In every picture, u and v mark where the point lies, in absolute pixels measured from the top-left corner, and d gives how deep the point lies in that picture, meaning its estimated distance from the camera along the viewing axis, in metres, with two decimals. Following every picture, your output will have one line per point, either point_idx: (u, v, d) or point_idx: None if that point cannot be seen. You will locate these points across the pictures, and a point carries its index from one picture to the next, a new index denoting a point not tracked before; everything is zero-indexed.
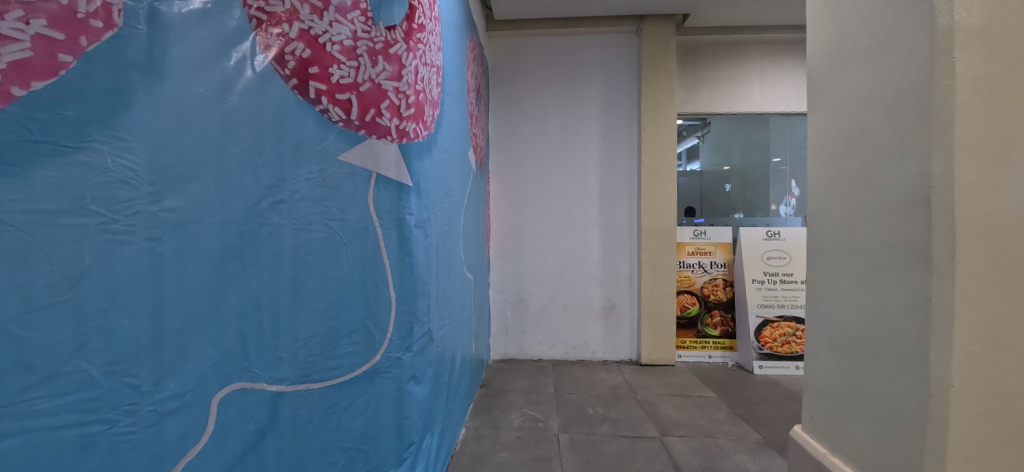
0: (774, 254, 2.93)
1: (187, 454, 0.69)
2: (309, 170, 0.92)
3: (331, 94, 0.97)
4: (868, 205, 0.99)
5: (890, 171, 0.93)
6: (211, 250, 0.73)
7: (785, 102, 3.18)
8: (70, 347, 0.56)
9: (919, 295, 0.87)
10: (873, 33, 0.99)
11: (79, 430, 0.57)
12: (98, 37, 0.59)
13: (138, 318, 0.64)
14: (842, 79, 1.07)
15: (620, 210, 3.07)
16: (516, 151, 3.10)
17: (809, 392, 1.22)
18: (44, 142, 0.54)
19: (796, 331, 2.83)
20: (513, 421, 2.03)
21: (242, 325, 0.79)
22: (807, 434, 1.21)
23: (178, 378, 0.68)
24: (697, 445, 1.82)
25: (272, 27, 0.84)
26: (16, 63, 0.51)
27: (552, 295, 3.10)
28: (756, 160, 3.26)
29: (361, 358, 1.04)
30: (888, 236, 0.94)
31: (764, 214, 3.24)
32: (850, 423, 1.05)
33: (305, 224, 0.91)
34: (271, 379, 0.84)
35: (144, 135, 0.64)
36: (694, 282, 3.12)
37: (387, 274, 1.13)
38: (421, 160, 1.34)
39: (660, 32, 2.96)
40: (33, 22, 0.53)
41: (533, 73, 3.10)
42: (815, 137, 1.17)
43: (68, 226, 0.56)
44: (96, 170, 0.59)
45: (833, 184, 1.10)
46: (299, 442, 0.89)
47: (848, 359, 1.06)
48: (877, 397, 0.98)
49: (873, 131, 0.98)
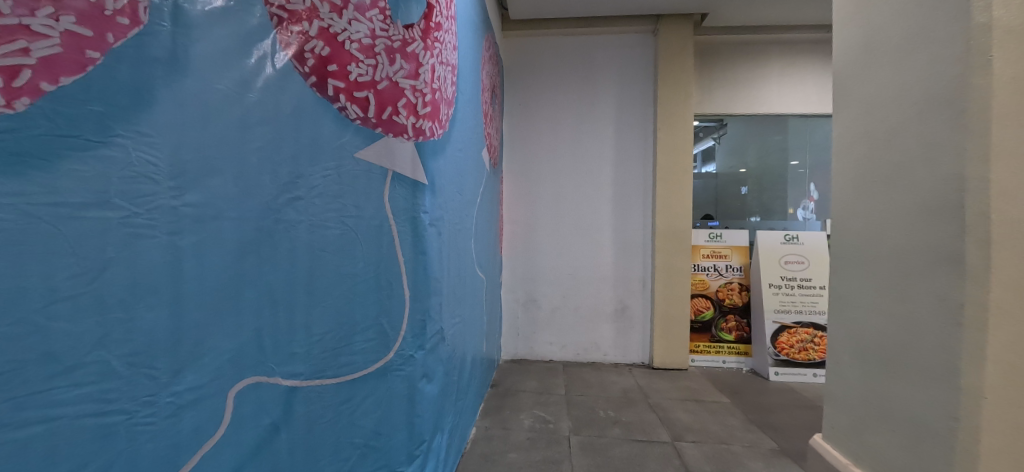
0: (792, 259, 2.87)
1: (203, 446, 0.69)
2: (325, 167, 0.92)
3: (349, 91, 0.98)
4: (894, 209, 0.97)
5: (918, 173, 0.91)
6: (228, 245, 0.74)
7: (804, 103, 3.13)
8: (91, 337, 0.57)
9: (950, 301, 0.84)
10: (904, 33, 0.96)
11: (99, 420, 0.57)
12: (125, 33, 0.60)
13: (157, 311, 0.64)
14: (870, 79, 1.04)
15: (634, 211, 3.04)
16: (529, 152, 3.10)
17: (828, 400, 1.20)
18: (71, 136, 0.55)
19: (813, 338, 2.78)
20: (522, 422, 2.02)
21: (258, 318, 0.79)
22: (828, 443, 1.19)
23: (194, 371, 0.68)
24: (710, 451, 1.79)
25: (292, 25, 0.85)
26: (45, 59, 0.52)
27: (563, 296, 3.08)
28: (773, 163, 3.21)
29: (374, 355, 1.05)
30: (916, 241, 0.91)
31: (780, 218, 3.19)
32: (873, 432, 1.03)
33: (321, 220, 0.92)
34: (285, 374, 0.85)
35: (166, 130, 0.64)
36: (709, 286, 3.07)
37: (400, 272, 1.13)
38: (435, 158, 1.34)
39: (676, 32, 2.92)
40: (62, 19, 0.53)
41: (548, 73, 3.09)
42: (840, 139, 1.15)
43: (91, 219, 0.57)
44: (120, 164, 0.59)
45: (857, 187, 1.08)
46: (312, 436, 0.90)
47: (871, 367, 1.03)
48: (903, 407, 0.95)
49: (902, 132, 0.95)
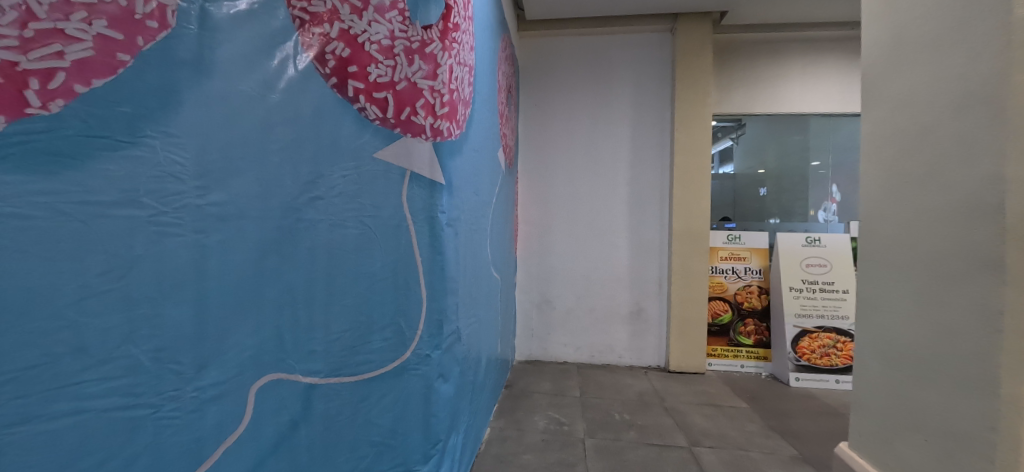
0: (814, 262, 2.81)
1: (225, 441, 0.71)
2: (345, 167, 0.93)
3: (368, 92, 0.99)
4: (927, 211, 0.94)
5: (954, 173, 0.88)
6: (251, 243, 0.75)
7: (826, 102, 3.06)
8: (119, 332, 0.58)
9: (988, 307, 0.81)
10: (937, 28, 0.93)
11: (127, 413, 0.59)
12: (154, 37, 0.62)
13: (182, 308, 0.65)
14: (901, 77, 1.02)
15: (650, 213, 3.01)
16: (544, 152, 3.09)
17: (855, 408, 1.17)
18: (102, 137, 0.56)
19: (836, 343, 2.71)
20: (537, 424, 2.01)
21: (279, 316, 0.80)
22: (854, 452, 1.16)
23: (217, 367, 0.69)
24: (728, 457, 1.76)
25: (314, 27, 0.86)
26: (79, 62, 0.54)
27: (577, 297, 3.07)
28: (794, 163, 3.14)
29: (391, 354, 1.06)
30: (952, 244, 0.88)
31: (801, 220, 3.12)
32: (902, 441, 1.00)
33: (340, 219, 0.92)
34: (305, 372, 0.86)
35: (192, 131, 0.66)
36: (727, 289, 3.01)
37: (417, 272, 1.14)
38: (453, 158, 1.34)
39: (695, 31, 2.88)
40: (95, 23, 0.55)
41: (563, 73, 3.08)
42: (869, 138, 1.12)
43: (121, 217, 0.58)
44: (148, 164, 0.61)
45: (887, 188, 1.05)
46: (330, 433, 0.91)
47: (901, 374, 1.00)
48: (935, 416, 0.92)
49: (935, 131, 0.92)
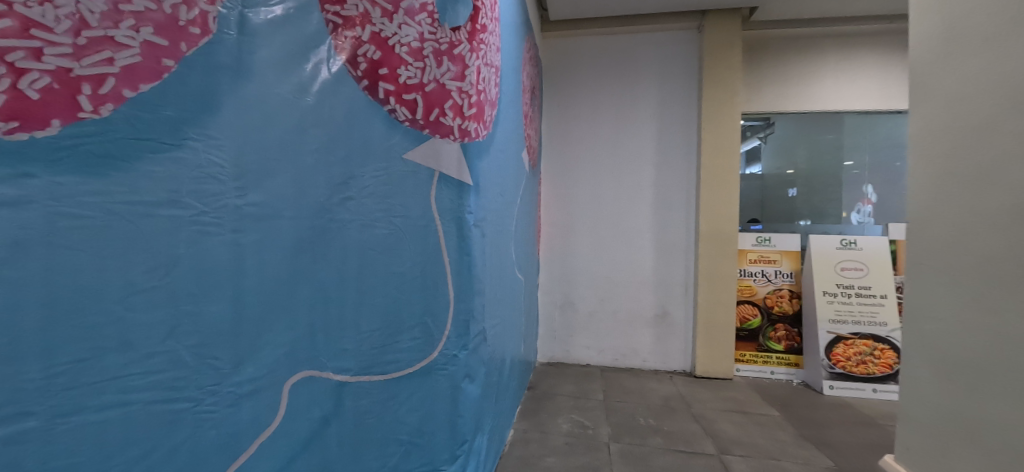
0: (849, 266, 2.72)
1: (260, 436, 0.72)
2: (375, 169, 0.95)
3: (398, 94, 1.00)
4: (985, 212, 0.89)
5: (1012, 172, 0.83)
6: (286, 242, 0.77)
7: (861, 100, 2.96)
8: (163, 328, 0.60)
9: None
10: (995, 19, 0.88)
11: (169, 407, 0.60)
12: (197, 42, 0.63)
13: (221, 305, 0.67)
14: (957, 70, 0.96)
15: (676, 215, 2.96)
16: (568, 153, 3.08)
17: (902, 419, 1.12)
18: (148, 139, 0.58)
19: (873, 350, 2.61)
20: (560, 426, 2.00)
21: (311, 314, 0.82)
22: (902, 465, 1.12)
23: (253, 364, 0.71)
24: (758, 467, 1.71)
25: (346, 30, 0.87)
26: (127, 67, 0.55)
27: (599, 299, 3.04)
28: (825, 163, 3.05)
29: (418, 354, 1.07)
30: (1011, 247, 0.83)
31: (833, 222, 3.02)
32: (955, 456, 0.95)
33: (371, 219, 0.94)
34: (336, 369, 0.87)
35: (232, 133, 0.67)
36: (757, 292, 2.94)
37: (444, 272, 1.15)
38: (480, 159, 1.35)
39: (723, 29, 2.82)
40: (142, 30, 0.56)
41: (587, 73, 3.06)
42: (920, 136, 1.07)
43: (165, 217, 0.60)
44: (191, 165, 0.62)
45: (941, 188, 1.00)
46: (360, 431, 0.92)
47: (954, 385, 0.95)
48: (990, 430, 0.86)
49: (994, 128, 0.87)
